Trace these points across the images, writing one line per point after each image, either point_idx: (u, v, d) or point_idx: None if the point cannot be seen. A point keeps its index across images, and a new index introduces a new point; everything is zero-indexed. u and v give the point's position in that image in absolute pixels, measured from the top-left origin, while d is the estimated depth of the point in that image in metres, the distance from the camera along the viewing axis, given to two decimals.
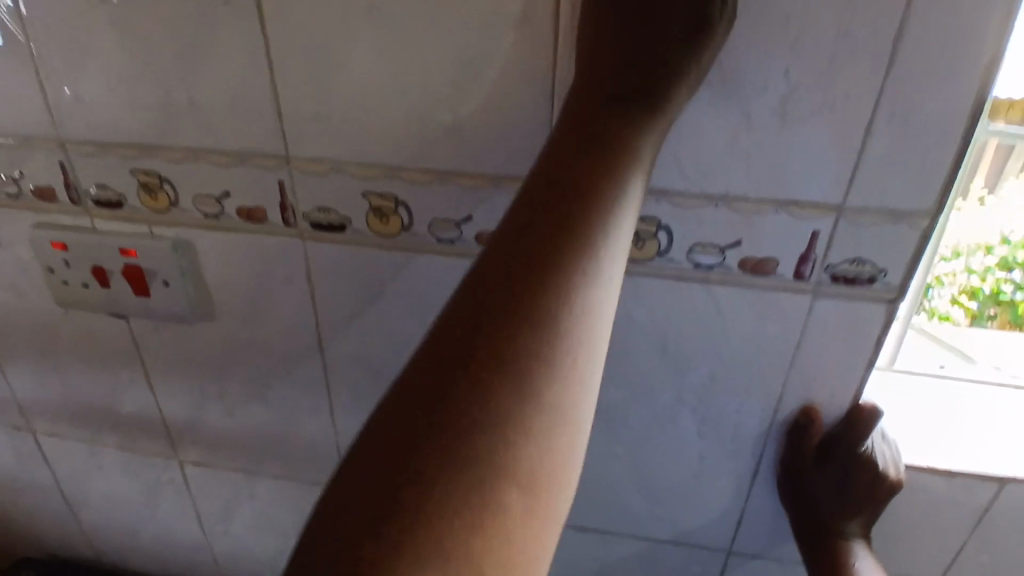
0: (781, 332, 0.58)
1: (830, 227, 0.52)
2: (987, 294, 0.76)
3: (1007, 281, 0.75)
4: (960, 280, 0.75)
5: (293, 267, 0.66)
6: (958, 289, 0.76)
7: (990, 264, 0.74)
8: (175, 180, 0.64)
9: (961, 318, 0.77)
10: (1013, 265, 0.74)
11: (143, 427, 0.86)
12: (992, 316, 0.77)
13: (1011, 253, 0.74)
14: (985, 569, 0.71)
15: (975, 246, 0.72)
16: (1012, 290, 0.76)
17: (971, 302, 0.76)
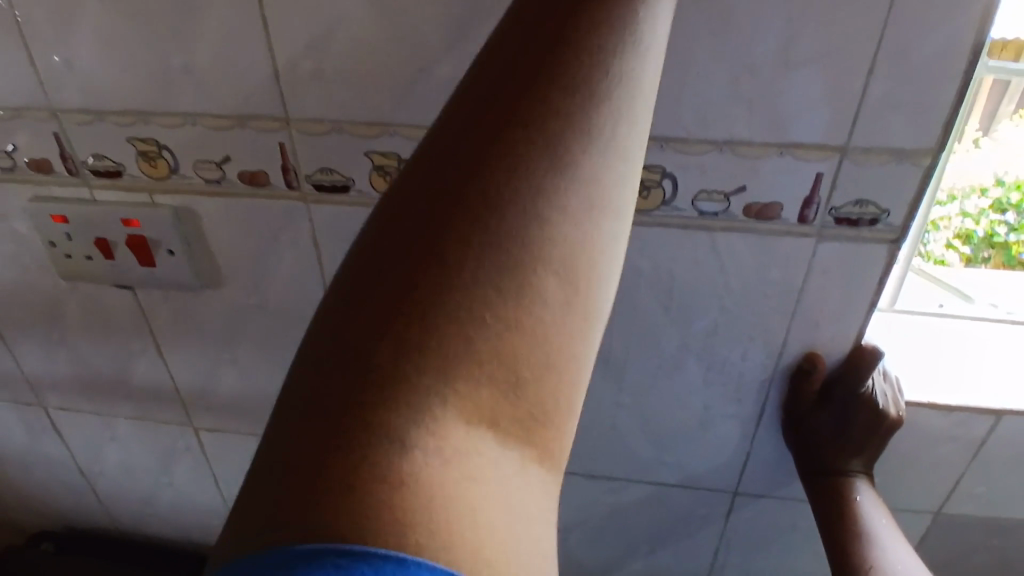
0: (785, 277, 0.59)
1: (834, 169, 0.53)
2: (980, 237, 0.77)
3: (1000, 223, 0.76)
4: (955, 224, 0.76)
5: (298, 231, 0.66)
6: (952, 233, 0.77)
7: (984, 207, 0.74)
8: (173, 146, 0.64)
9: (955, 261, 0.79)
10: (1007, 207, 0.75)
11: (155, 396, 0.87)
12: (987, 258, 0.79)
13: (1006, 194, 0.74)
14: (983, 500, 0.73)
15: (969, 189, 0.73)
16: (1006, 232, 0.77)
17: (965, 246, 0.78)
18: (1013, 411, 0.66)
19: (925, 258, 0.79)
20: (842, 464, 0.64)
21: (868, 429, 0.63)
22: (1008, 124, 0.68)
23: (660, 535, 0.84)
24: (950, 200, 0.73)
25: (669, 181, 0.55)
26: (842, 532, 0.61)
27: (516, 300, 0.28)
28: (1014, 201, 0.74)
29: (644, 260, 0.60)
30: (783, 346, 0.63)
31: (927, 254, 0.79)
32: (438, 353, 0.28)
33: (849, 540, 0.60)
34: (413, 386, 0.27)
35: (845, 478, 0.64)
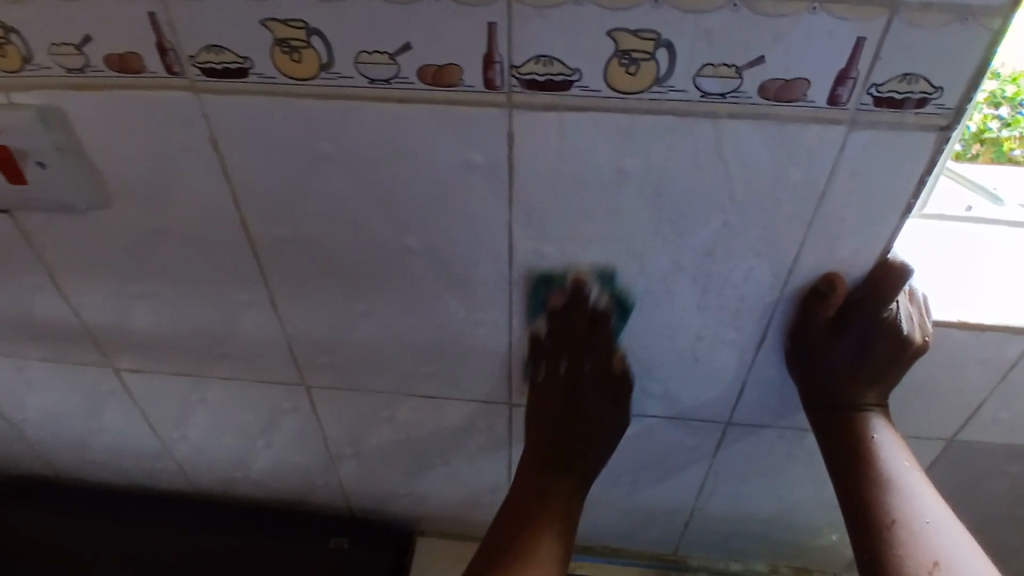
0: (804, 178, 0.47)
1: (881, 30, 0.40)
2: (970, 132, 0.65)
3: (992, 118, 0.64)
4: None
5: (194, 132, 0.52)
6: None
7: (978, 102, 0.62)
8: (15, 23, 0.48)
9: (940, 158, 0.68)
10: (1001, 101, 0.62)
11: (65, 336, 0.75)
12: (974, 151, 0.68)
13: (1001, 87, 0.61)
14: (1003, 427, 0.66)
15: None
16: (999, 127, 0.65)
17: (953, 143, 0.66)
18: None
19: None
20: (856, 396, 0.56)
21: (888, 357, 0.54)
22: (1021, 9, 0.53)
23: (644, 468, 0.76)
24: None
25: (665, 52, 0.42)
26: (857, 474, 0.54)
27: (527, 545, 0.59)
28: (1009, 94, 0.62)
29: (630, 160, 0.48)
30: (794, 263, 0.53)
31: None
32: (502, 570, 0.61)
33: (866, 483, 0.53)
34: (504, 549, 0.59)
35: (858, 411, 0.56)
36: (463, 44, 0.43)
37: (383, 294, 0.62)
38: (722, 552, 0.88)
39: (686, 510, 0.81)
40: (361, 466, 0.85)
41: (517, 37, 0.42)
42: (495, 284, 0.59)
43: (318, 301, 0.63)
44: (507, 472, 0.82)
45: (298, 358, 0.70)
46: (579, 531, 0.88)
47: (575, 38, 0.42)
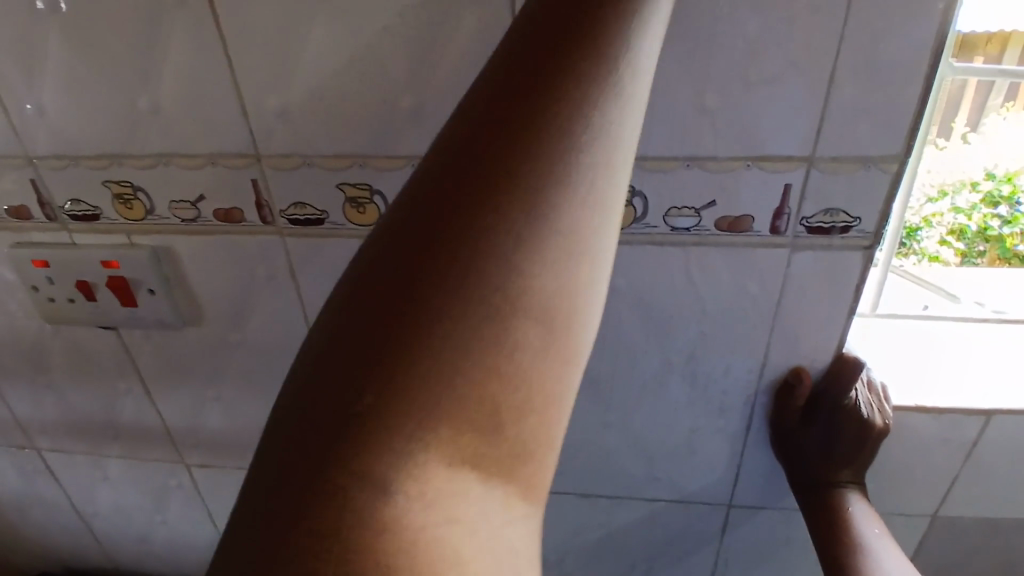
0: (762, 290, 0.59)
1: (803, 179, 0.52)
2: (974, 231, 0.76)
3: (992, 216, 0.75)
4: (948, 220, 0.75)
5: (276, 265, 0.66)
6: (946, 229, 0.76)
7: (976, 201, 0.74)
8: (149, 187, 0.64)
9: (950, 258, 0.78)
10: (999, 200, 0.74)
11: (145, 436, 0.87)
12: (981, 252, 0.78)
13: (997, 187, 0.74)
14: (980, 501, 0.73)
15: (959, 184, 0.72)
16: (999, 226, 0.76)
17: (959, 242, 0.77)
18: (1001, 410, 0.66)
19: (919, 256, 0.78)
20: (834, 480, 0.65)
21: (856, 442, 0.63)
22: (995, 117, 0.68)
23: (657, 552, 0.83)
24: (941, 195, 0.72)
25: (640, 198, 0.55)
26: (840, 552, 0.61)
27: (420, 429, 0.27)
28: (1006, 193, 0.74)
29: (620, 279, 0.60)
30: (766, 359, 0.63)
31: (921, 252, 0.78)
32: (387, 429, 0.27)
33: (846, 558, 0.60)
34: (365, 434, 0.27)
35: (837, 492, 0.65)
36: None
37: None
38: None
39: None
40: None
41: None
42: None
43: None
44: None
45: None
46: None
47: None
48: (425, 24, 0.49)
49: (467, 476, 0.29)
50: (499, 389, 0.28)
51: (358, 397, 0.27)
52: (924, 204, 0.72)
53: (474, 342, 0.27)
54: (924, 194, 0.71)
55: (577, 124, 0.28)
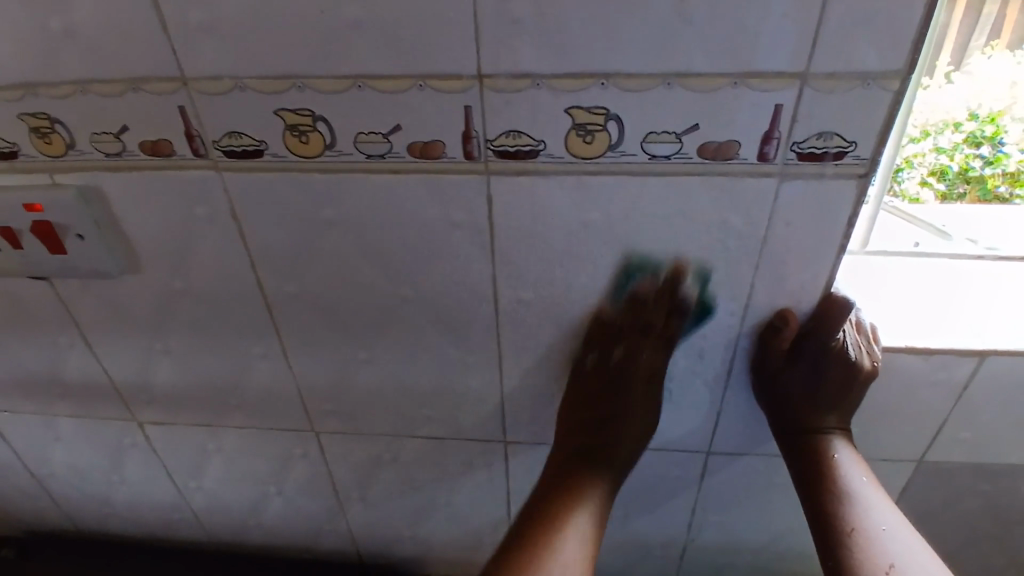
0: (748, 225, 0.54)
1: (795, 98, 0.47)
2: (956, 173, 0.72)
3: (975, 158, 0.71)
4: (929, 160, 0.71)
5: (216, 205, 0.60)
6: (927, 170, 0.73)
7: (958, 141, 0.70)
8: (66, 119, 0.57)
9: (930, 199, 0.75)
10: (981, 141, 0.70)
11: (93, 393, 0.81)
12: (962, 194, 0.74)
13: (979, 128, 0.70)
14: (966, 443, 0.71)
15: (942, 124, 0.68)
16: (982, 167, 0.72)
17: (940, 183, 0.73)
18: (995, 351, 0.63)
19: (900, 198, 0.75)
20: (818, 423, 0.62)
21: (842, 383, 0.61)
22: (980, 57, 0.64)
23: (635, 501, 0.81)
24: (924, 135, 0.69)
25: (615, 122, 0.49)
26: (823, 496, 0.59)
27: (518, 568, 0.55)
28: (988, 133, 0.70)
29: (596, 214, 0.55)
30: (749, 300, 0.59)
31: (902, 194, 0.75)
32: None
33: (830, 503, 0.58)
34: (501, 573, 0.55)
35: (821, 435, 0.62)
36: (445, 122, 0.51)
37: (382, 343, 0.68)
38: None
39: (681, 541, 0.85)
40: (368, 512, 0.89)
41: (490, 115, 0.50)
42: (485, 328, 0.65)
43: (323, 352, 0.69)
44: (505, 512, 0.86)
45: (309, 408, 0.75)
46: None
47: (539, 116, 0.50)
48: None
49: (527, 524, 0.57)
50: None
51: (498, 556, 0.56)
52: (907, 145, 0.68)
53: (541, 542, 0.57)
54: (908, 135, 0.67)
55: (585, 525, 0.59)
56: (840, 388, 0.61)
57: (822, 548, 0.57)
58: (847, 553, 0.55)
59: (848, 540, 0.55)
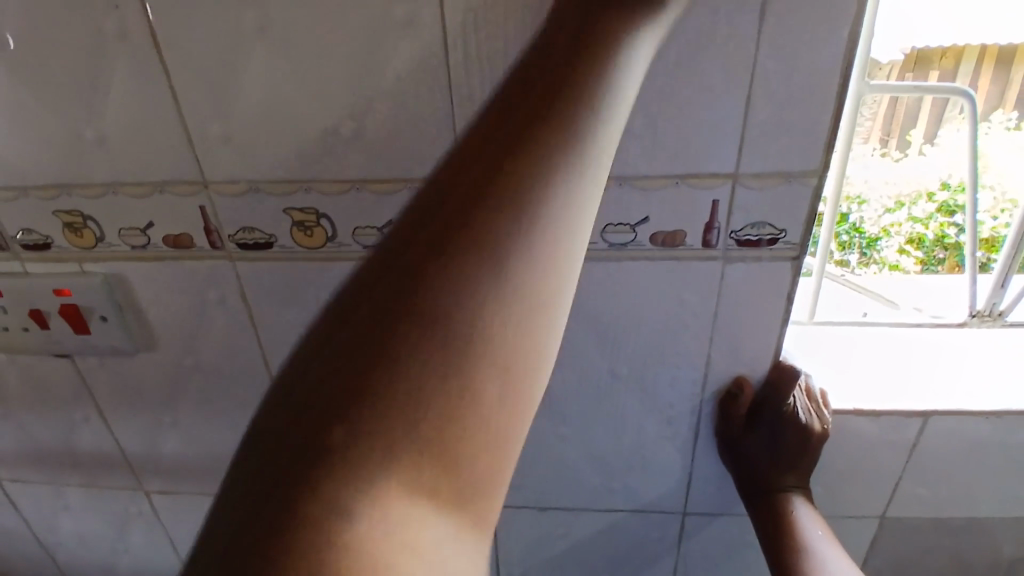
0: (699, 302, 0.61)
1: (729, 195, 0.55)
2: (932, 240, 0.81)
3: (950, 225, 0.79)
4: (906, 228, 0.80)
5: (228, 289, 0.67)
6: (905, 238, 0.81)
7: (932, 210, 0.78)
8: (98, 216, 0.64)
9: (910, 266, 0.82)
10: (954, 209, 0.78)
11: (104, 463, 0.86)
12: (941, 260, 0.82)
13: (952, 197, 0.77)
14: (924, 500, 0.76)
15: (915, 195, 0.78)
16: (957, 234, 0.79)
17: (917, 250, 0.81)
18: (936, 411, 0.69)
19: (881, 265, 0.83)
20: (778, 485, 0.67)
21: (797, 446, 0.66)
22: (946, 133, 0.73)
23: (618, 562, 0.84)
24: (898, 206, 0.78)
25: None
26: (787, 558, 0.63)
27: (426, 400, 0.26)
28: (960, 203, 0.77)
29: None
30: (708, 368, 0.65)
31: (882, 261, 0.83)
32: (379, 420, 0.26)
33: (793, 563, 0.62)
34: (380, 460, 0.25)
35: (781, 496, 0.67)
36: None
37: None
38: None
39: None
40: None
41: None
42: None
43: None
44: None
45: None
46: None
47: None
48: (360, 54, 0.51)
49: (429, 511, 0.26)
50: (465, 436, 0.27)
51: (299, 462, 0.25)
52: (882, 215, 0.79)
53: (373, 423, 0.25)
54: (880, 204, 0.78)
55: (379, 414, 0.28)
56: (795, 452, 0.66)
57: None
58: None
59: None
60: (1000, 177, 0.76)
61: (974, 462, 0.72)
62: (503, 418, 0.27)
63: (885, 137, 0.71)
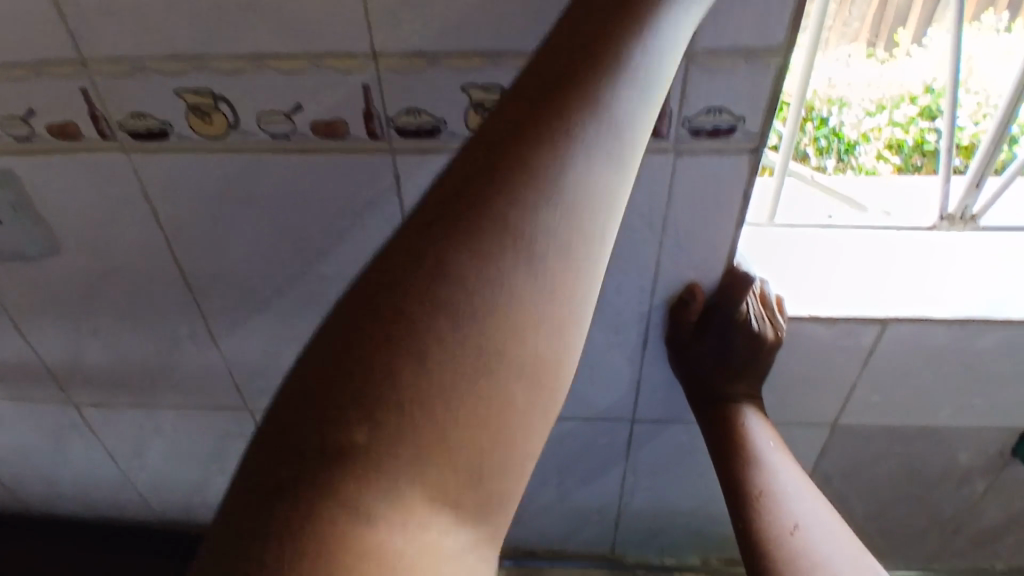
0: (647, 199, 0.55)
1: (682, 76, 0.48)
2: (910, 145, 0.75)
3: (930, 131, 0.73)
4: (885, 134, 0.75)
5: (129, 185, 0.59)
6: (883, 144, 0.76)
7: (913, 114, 0.73)
8: None
9: (886, 172, 0.77)
10: (935, 113, 0.72)
11: (26, 377, 0.80)
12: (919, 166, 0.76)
13: (936, 101, 0.71)
14: (876, 407, 0.74)
15: (897, 97, 0.72)
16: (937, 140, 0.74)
17: (895, 157, 0.76)
18: (896, 318, 0.65)
19: (856, 171, 0.78)
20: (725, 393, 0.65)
21: (747, 355, 0.63)
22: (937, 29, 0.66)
23: (568, 470, 0.83)
24: (879, 109, 0.72)
25: None
26: (732, 466, 0.62)
27: (449, 371, 0.28)
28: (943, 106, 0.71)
29: None
30: (658, 273, 0.61)
31: (858, 168, 0.78)
32: (419, 356, 0.28)
33: (741, 472, 0.61)
34: (378, 429, 0.27)
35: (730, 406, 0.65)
36: (346, 102, 0.51)
37: (309, 320, 0.68)
38: (656, 549, 0.95)
39: (614, 507, 0.88)
40: None
41: (388, 94, 0.51)
42: None
43: (251, 329, 0.70)
44: None
45: (241, 384, 0.76)
46: (521, 532, 0.94)
47: (435, 95, 0.50)
48: None
49: (446, 521, 0.28)
50: (496, 428, 0.29)
51: (311, 492, 0.26)
52: (859, 119, 0.73)
53: (408, 470, 0.27)
54: (860, 106, 0.72)
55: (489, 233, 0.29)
56: (748, 359, 0.63)
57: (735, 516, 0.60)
58: (757, 519, 0.57)
59: (758, 506, 0.58)
60: (985, 83, 0.69)
61: (930, 370, 0.70)
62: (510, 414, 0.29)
63: (872, 37, 0.68)
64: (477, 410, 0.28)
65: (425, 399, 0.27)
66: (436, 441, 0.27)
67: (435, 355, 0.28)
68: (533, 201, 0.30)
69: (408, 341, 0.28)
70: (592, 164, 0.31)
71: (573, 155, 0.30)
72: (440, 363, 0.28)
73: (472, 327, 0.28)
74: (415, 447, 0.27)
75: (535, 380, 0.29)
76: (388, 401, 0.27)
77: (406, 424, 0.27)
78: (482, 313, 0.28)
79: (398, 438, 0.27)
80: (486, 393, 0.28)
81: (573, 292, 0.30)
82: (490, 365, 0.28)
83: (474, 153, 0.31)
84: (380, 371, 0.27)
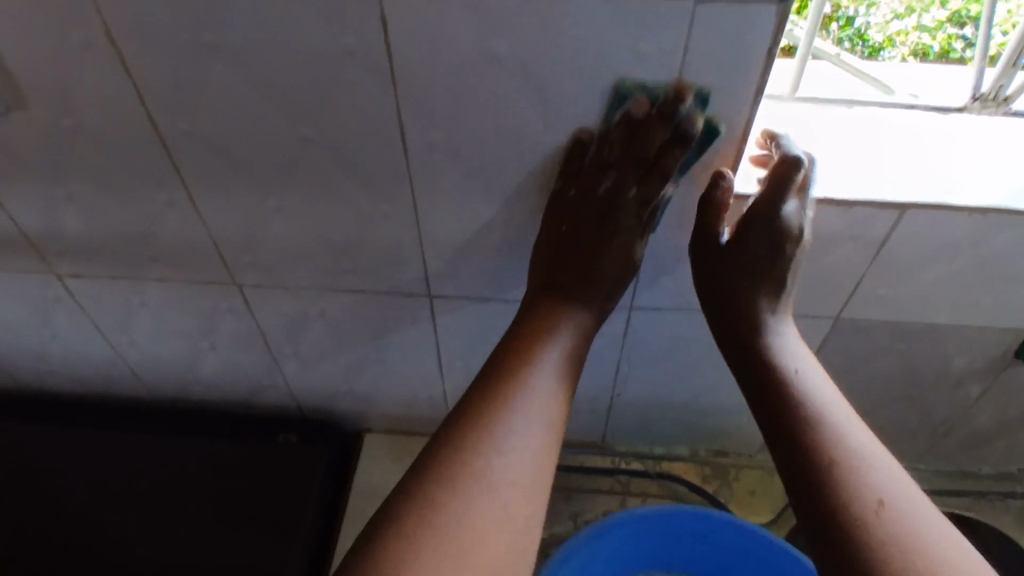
0: (661, 55, 0.51)
1: None
2: (935, 53, 0.71)
3: (958, 40, 0.69)
4: (913, 39, 0.70)
5: (90, 27, 0.54)
6: (909, 50, 0.71)
7: (942, 19, 0.68)
8: None
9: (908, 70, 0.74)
10: (966, 20, 0.68)
11: (3, 245, 0.76)
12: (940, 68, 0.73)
13: (968, 7, 0.67)
14: (882, 302, 0.72)
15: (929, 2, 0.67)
16: (963, 49, 0.70)
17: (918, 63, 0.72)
18: (915, 205, 0.61)
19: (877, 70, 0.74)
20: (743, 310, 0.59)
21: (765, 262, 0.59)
22: None
23: None
24: (909, 12, 0.68)
25: None
26: (774, 388, 0.54)
27: (454, 503, 0.45)
28: (974, 13, 0.67)
29: (500, 41, 0.51)
30: None
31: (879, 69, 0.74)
32: (417, 538, 0.44)
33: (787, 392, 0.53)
34: (409, 502, 0.46)
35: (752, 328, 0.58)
36: None
37: (294, 187, 0.64)
38: (646, 437, 0.96)
39: (607, 395, 0.88)
40: (303, 367, 0.88)
41: None
42: (397, 171, 0.62)
43: (234, 196, 0.66)
44: (436, 369, 0.86)
45: (226, 258, 0.73)
46: None
47: None
48: None
49: None
50: (474, 527, 0.45)
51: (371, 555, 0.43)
52: (887, 21, 0.69)
53: (428, 526, 0.44)
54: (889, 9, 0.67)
55: (477, 462, 0.48)
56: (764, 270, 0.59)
57: (782, 453, 0.51)
58: (811, 439, 0.50)
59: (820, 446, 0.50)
60: None
61: (943, 264, 0.67)
62: (489, 522, 0.45)
63: None
64: (464, 512, 0.45)
65: (441, 499, 0.45)
66: (442, 522, 0.44)
67: (449, 479, 0.47)
68: (499, 449, 0.48)
69: (411, 520, 0.44)
70: (534, 429, 0.51)
71: (533, 429, 0.50)
72: (446, 507, 0.45)
73: (451, 500, 0.46)
74: (430, 515, 0.45)
75: (508, 495, 0.47)
76: (418, 500, 0.45)
77: (426, 508, 0.45)
78: (476, 471, 0.47)
79: (420, 532, 0.44)
80: (471, 503, 0.46)
81: (512, 462, 0.48)
82: (476, 487, 0.46)
83: (473, 401, 0.52)
84: (416, 492, 0.46)
